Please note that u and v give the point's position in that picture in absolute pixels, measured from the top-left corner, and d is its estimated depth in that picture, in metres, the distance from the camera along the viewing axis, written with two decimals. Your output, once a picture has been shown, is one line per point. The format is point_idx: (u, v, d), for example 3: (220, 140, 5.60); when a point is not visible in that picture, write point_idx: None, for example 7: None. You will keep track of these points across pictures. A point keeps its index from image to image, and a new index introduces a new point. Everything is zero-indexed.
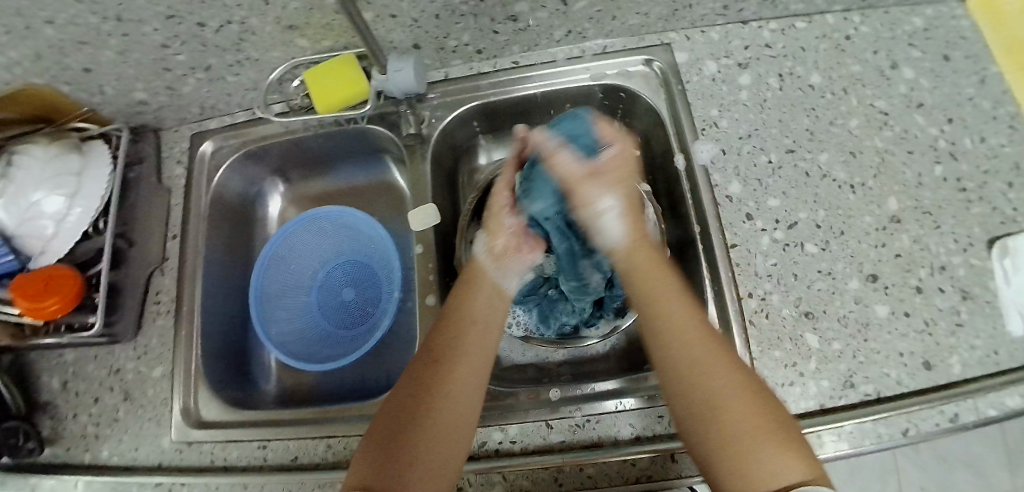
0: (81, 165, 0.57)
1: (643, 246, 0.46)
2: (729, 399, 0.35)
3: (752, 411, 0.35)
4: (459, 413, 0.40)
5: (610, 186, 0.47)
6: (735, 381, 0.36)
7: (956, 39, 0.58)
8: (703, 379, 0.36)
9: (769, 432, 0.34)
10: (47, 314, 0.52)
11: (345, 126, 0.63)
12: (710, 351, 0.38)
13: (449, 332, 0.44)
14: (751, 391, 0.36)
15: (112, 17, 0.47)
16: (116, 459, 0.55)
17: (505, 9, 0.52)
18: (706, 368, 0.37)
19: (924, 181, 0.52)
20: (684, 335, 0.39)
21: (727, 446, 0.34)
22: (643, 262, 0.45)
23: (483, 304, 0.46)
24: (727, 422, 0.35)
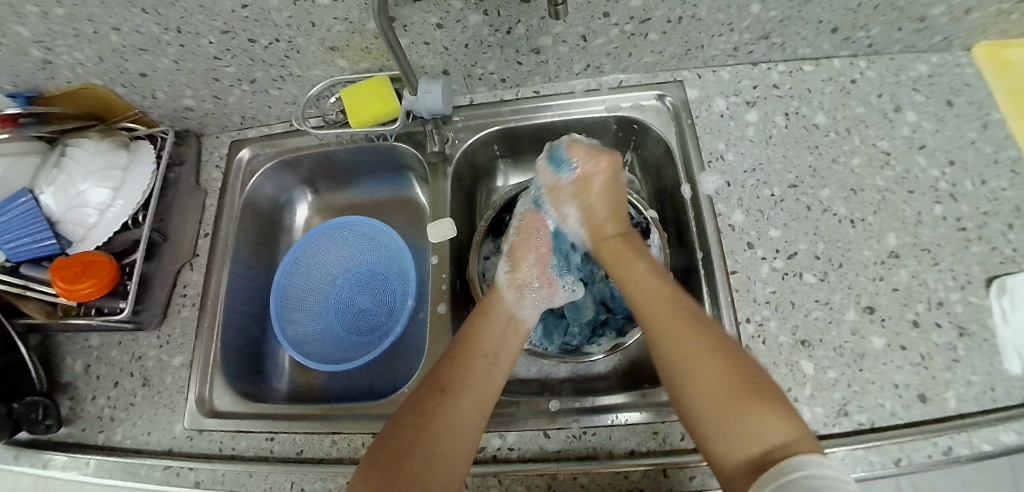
0: (127, 161, 0.62)
1: (608, 243, 0.55)
2: (701, 366, 0.39)
3: (729, 374, 0.38)
4: (466, 437, 0.41)
5: (570, 198, 0.58)
6: (707, 348, 0.40)
7: (959, 86, 0.60)
8: (673, 348, 0.41)
9: (746, 393, 0.37)
10: (80, 296, 0.56)
11: (374, 142, 0.67)
12: (682, 321, 0.43)
13: (461, 359, 0.46)
14: (722, 352, 0.40)
15: (174, 28, 0.53)
16: (128, 442, 0.57)
17: (529, 42, 0.56)
18: (679, 336, 0.42)
19: (923, 219, 0.53)
20: (656, 309, 0.45)
21: (709, 408, 0.37)
22: (613, 250, 0.54)
23: (495, 337, 0.49)
24: (705, 387, 0.38)
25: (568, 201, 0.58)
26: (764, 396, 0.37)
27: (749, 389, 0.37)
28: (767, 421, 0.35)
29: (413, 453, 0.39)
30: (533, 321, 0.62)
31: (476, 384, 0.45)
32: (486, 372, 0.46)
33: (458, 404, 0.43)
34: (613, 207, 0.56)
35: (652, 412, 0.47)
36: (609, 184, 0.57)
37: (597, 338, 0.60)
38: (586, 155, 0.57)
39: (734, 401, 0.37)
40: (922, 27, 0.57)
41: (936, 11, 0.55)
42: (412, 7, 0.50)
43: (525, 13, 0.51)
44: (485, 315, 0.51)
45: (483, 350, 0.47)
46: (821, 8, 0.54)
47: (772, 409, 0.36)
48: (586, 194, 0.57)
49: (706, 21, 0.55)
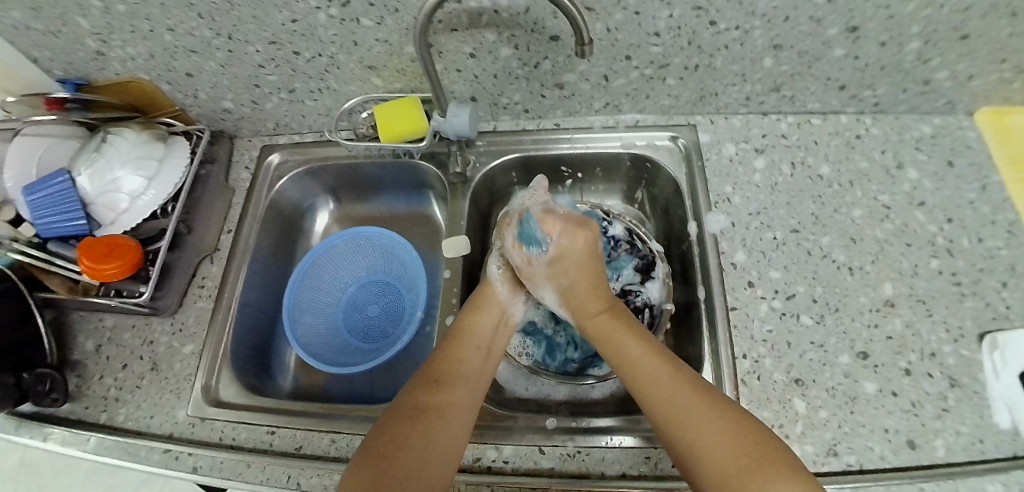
0: (164, 153, 0.65)
1: (595, 322, 0.52)
2: (713, 445, 0.39)
3: (742, 444, 0.39)
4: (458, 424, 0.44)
5: (546, 281, 0.54)
6: (719, 419, 0.40)
7: (961, 147, 0.63)
8: (684, 435, 0.40)
9: (759, 466, 0.37)
10: (103, 276, 0.59)
11: (400, 158, 0.71)
12: (689, 402, 0.42)
13: (454, 352, 0.49)
14: (733, 425, 0.40)
15: (225, 34, 0.57)
16: (129, 423, 0.58)
17: (554, 78, 0.60)
18: (687, 418, 0.41)
19: (919, 272, 0.55)
20: (662, 386, 0.44)
21: (722, 477, 0.37)
22: (605, 330, 0.51)
23: (488, 329, 0.52)
24: (717, 465, 0.38)
25: (542, 282, 0.55)
26: (777, 466, 0.37)
27: (764, 462, 0.37)
28: (781, 487, 0.36)
29: (407, 437, 0.42)
30: (535, 339, 0.63)
31: (466, 375, 0.48)
32: (475, 364, 0.49)
33: (449, 395, 0.46)
34: (593, 284, 0.53)
35: (645, 437, 0.48)
36: (587, 260, 0.53)
37: (596, 362, 0.61)
38: (561, 231, 0.53)
39: (747, 474, 0.37)
40: (926, 89, 0.60)
41: (940, 75, 0.58)
42: (449, 36, 0.54)
43: (553, 50, 0.55)
44: (479, 307, 0.54)
45: (476, 342, 0.51)
46: (831, 66, 0.57)
47: (785, 474, 0.36)
48: (562, 277, 0.53)
49: (721, 70, 0.58)
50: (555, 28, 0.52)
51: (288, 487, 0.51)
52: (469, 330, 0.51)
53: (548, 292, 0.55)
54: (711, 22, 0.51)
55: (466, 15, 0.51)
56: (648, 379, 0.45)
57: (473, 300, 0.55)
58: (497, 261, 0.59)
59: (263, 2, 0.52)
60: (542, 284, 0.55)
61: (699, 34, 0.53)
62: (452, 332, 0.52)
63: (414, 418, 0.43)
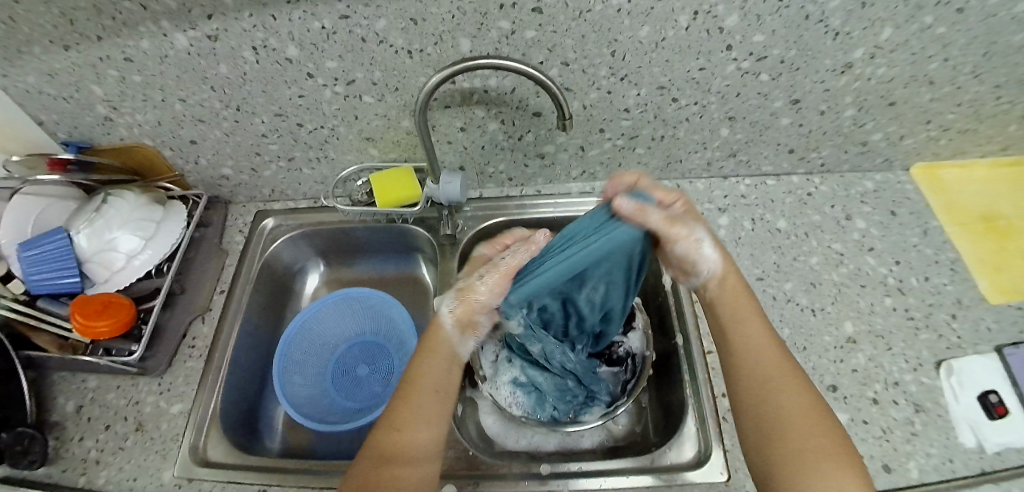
0: (163, 215, 0.68)
1: (733, 291, 0.53)
2: (795, 419, 0.44)
3: (815, 426, 0.43)
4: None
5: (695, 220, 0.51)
6: (801, 399, 0.45)
7: (901, 199, 0.70)
8: (776, 401, 0.45)
9: (826, 447, 0.42)
10: (95, 334, 0.59)
11: (393, 223, 0.74)
12: (782, 378, 0.47)
13: (399, 418, 0.48)
14: (813, 410, 0.45)
15: (234, 106, 0.62)
16: (112, 486, 0.57)
17: (536, 148, 0.66)
18: (777, 388, 0.46)
19: (876, 310, 0.60)
20: (762, 356, 0.48)
21: (798, 447, 0.42)
22: (739, 301, 0.52)
23: (436, 379, 0.51)
24: (792, 434, 0.43)
25: (694, 223, 0.51)
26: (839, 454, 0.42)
27: (833, 446, 0.42)
28: (840, 477, 0.40)
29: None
30: (525, 391, 0.62)
31: (416, 444, 0.47)
32: (426, 425, 0.48)
33: (402, 470, 0.45)
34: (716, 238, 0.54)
35: (657, 476, 0.51)
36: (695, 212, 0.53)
37: (586, 410, 0.61)
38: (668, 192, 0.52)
39: (814, 451, 0.42)
40: (865, 150, 0.69)
41: (875, 137, 0.66)
42: (442, 112, 0.59)
43: (535, 124, 0.61)
44: (430, 351, 0.53)
45: (432, 384, 0.51)
46: (779, 133, 0.65)
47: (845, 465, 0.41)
48: (699, 220, 0.52)
49: (683, 140, 0.65)
50: (537, 106, 0.58)
51: None
52: (416, 386, 0.50)
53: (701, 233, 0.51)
54: (673, 98, 0.58)
55: (459, 94, 0.57)
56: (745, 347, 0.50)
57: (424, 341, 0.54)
58: (449, 301, 0.53)
59: (274, 78, 0.57)
60: (690, 226, 0.50)
61: (663, 109, 0.60)
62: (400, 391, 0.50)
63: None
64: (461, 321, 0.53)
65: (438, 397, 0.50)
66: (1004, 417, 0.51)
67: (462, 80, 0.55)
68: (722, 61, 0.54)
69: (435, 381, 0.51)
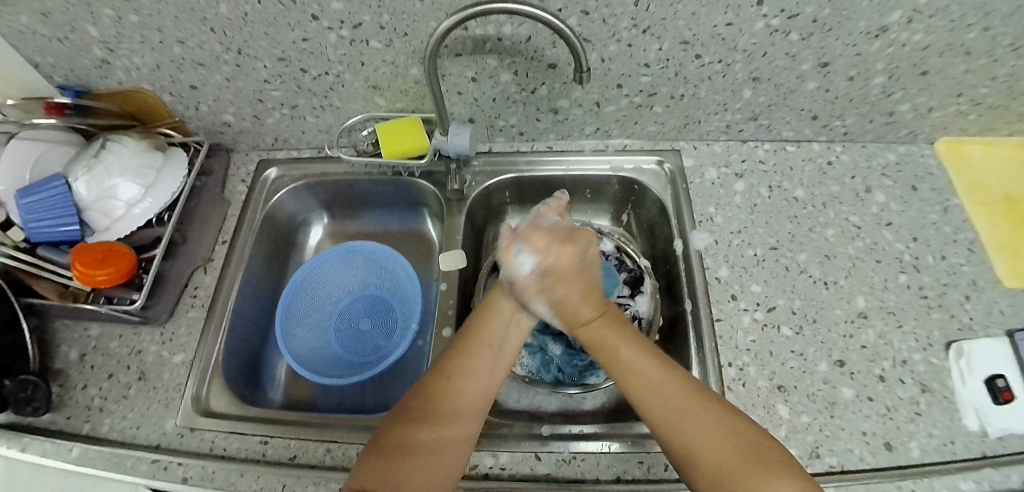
0: (163, 162, 0.66)
1: (588, 330, 0.49)
2: (710, 441, 0.40)
3: (731, 437, 0.41)
4: (455, 445, 0.44)
5: (536, 295, 0.49)
6: (709, 415, 0.42)
7: (923, 173, 0.68)
8: (676, 438, 0.41)
9: (750, 458, 0.39)
10: (95, 282, 0.58)
11: (400, 176, 0.72)
12: (683, 400, 0.43)
13: (446, 382, 0.46)
14: (721, 429, 0.41)
15: (235, 49, 0.59)
16: (115, 434, 0.57)
17: (549, 103, 0.63)
18: (682, 416, 0.42)
19: (889, 286, 0.59)
20: (650, 384, 0.45)
21: (720, 479, 0.39)
22: (597, 338, 0.49)
23: (492, 343, 0.50)
24: (710, 471, 0.39)
25: (536, 296, 0.49)
26: (765, 455, 0.39)
27: (749, 458, 0.39)
28: (778, 483, 0.38)
29: (397, 476, 0.41)
30: (531, 352, 0.64)
31: (461, 403, 0.46)
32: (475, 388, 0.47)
33: (445, 428, 0.44)
34: (586, 289, 0.50)
35: (635, 442, 0.50)
36: (578, 273, 0.49)
37: (592, 371, 0.62)
38: (547, 245, 0.49)
39: (740, 470, 0.39)
40: (890, 120, 0.66)
41: (903, 108, 0.63)
42: (452, 60, 0.57)
43: (550, 77, 0.59)
44: (490, 310, 0.52)
45: (490, 341, 0.50)
46: (804, 97, 0.62)
47: (774, 468, 0.39)
48: (553, 289, 0.49)
49: (703, 100, 0.63)
50: (553, 57, 0.55)
51: None
52: (469, 349, 0.49)
53: (541, 308, 0.50)
54: (696, 55, 0.55)
55: (471, 41, 0.54)
56: (636, 376, 0.46)
57: (483, 306, 0.53)
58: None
59: (277, 21, 0.54)
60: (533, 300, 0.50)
61: (685, 66, 0.57)
62: (452, 352, 0.49)
63: (400, 460, 0.42)
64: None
65: (495, 353, 0.50)
66: (1010, 403, 0.50)
67: (474, 27, 0.52)
68: (750, 17, 0.51)
69: (489, 344, 0.50)
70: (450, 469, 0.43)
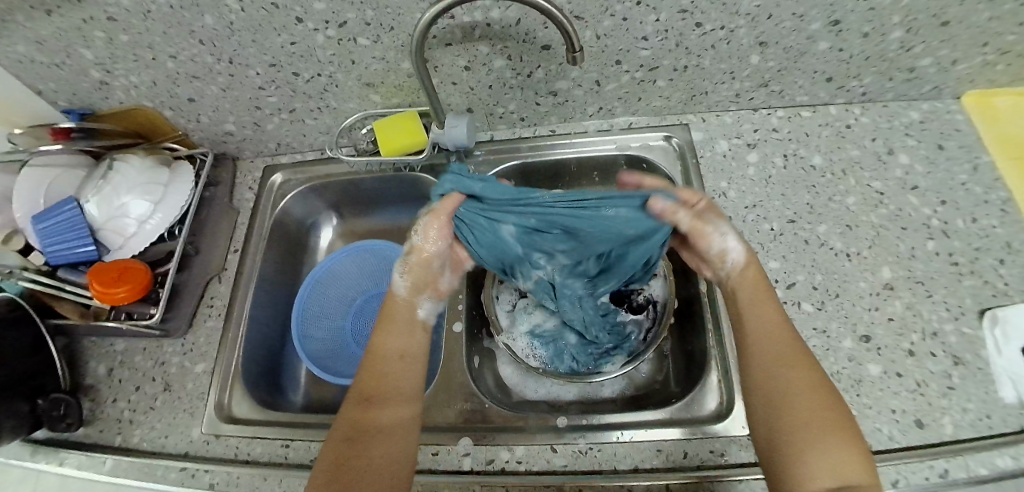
0: (170, 178, 0.66)
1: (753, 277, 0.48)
2: (806, 402, 0.40)
3: (826, 407, 0.40)
4: (388, 461, 0.42)
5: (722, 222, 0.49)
6: (813, 378, 0.41)
7: (949, 131, 0.63)
8: (783, 379, 0.41)
9: (833, 426, 0.39)
10: (115, 300, 0.59)
11: (400, 172, 0.72)
12: (790, 352, 0.43)
13: (369, 384, 0.46)
14: (818, 391, 0.40)
15: (226, 59, 0.59)
16: (146, 443, 0.59)
17: (547, 86, 0.61)
18: (786, 365, 0.42)
19: (917, 254, 0.56)
20: (774, 342, 0.44)
21: (800, 430, 0.39)
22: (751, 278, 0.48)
23: (397, 349, 0.49)
24: (797, 419, 0.39)
25: (718, 219, 0.49)
26: (849, 442, 0.38)
27: (836, 429, 0.39)
28: (847, 461, 0.37)
29: (351, 474, 0.41)
30: (543, 343, 0.63)
31: (393, 387, 0.46)
32: (399, 382, 0.47)
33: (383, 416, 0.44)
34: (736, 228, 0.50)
35: (653, 430, 0.49)
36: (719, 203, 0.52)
37: (608, 359, 0.61)
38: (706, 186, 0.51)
39: (822, 434, 0.38)
40: (911, 77, 0.62)
41: (924, 62, 0.59)
42: (443, 50, 0.56)
43: (545, 59, 0.57)
44: (388, 322, 0.51)
45: (394, 348, 0.49)
46: (816, 59, 0.58)
47: (852, 448, 0.38)
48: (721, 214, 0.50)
49: (709, 70, 0.60)
50: (545, 38, 0.54)
51: None
52: (379, 359, 0.48)
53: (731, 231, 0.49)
54: (696, 23, 0.53)
55: (459, 29, 0.53)
56: (762, 324, 0.45)
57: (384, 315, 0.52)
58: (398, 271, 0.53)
59: (262, 26, 0.54)
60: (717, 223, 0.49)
61: (686, 36, 0.54)
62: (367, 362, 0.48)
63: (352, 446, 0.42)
64: (418, 283, 0.53)
65: (404, 359, 0.48)
66: None
67: (461, 15, 0.51)
68: None
69: (400, 347, 0.49)
70: (401, 457, 0.43)
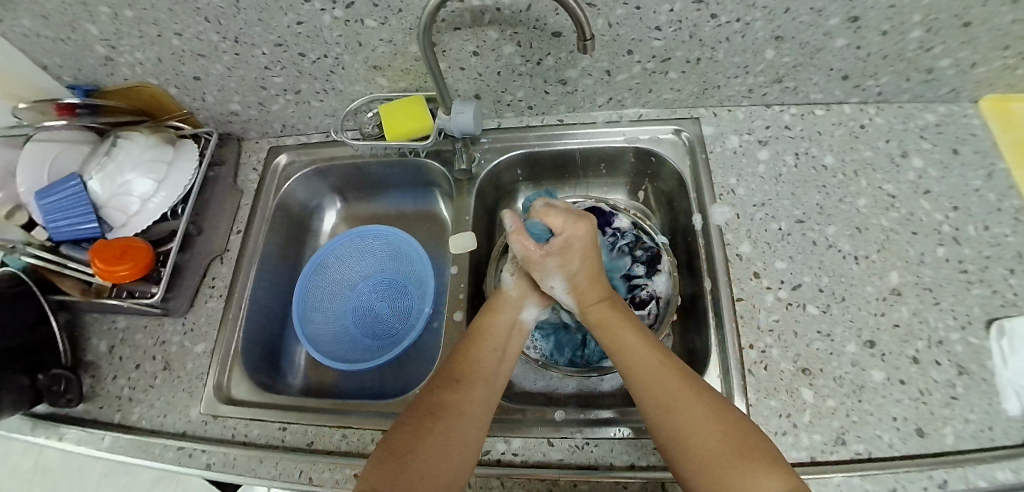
0: (173, 156, 0.66)
1: (597, 309, 0.53)
2: (699, 435, 0.41)
3: (724, 427, 0.41)
4: (459, 453, 0.42)
5: (556, 269, 0.53)
6: (703, 406, 0.42)
7: (965, 135, 0.62)
8: (673, 420, 0.42)
9: (736, 446, 0.39)
10: (116, 278, 0.59)
11: (405, 156, 0.71)
12: (677, 386, 0.44)
13: (461, 373, 0.48)
14: (716, 415, 0.42)
15: (232, 38, 0.58)
16: (145, 422, 0.59)
17: (557, 74, 0.60)
18: (674, 402, 0.43)
19: (926, 260, 0.55)
20: (648, 384, 0.45)
21: (709, 464, 0.39)
22: (605, 316, 0.53)
23: (500, 337, 0.52)
24: (699, 452, 0.40)
25: (552, 271, 0.53)
26: (757, 453, 0.39)
27: (740, 446, 0.39)
28: (762, 473, 0.37)
29: (424, 457, 0.41)
30: (544, 334, 0.63)
31: (486, 376, 0.48)
32: (486, 380, 0.48)
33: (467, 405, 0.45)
34: (592, 271, 0.54)
35: None
36: (587, 250, 0.54)
37: (609, 355, 0.61)
38: (563, 223, 0.53)
39: (728, 458, 0.39)
40: (929, 79, 0.60)
41: (943, 64, 0.57)
42: (452, 35, 0.55)
43: (555, 46, 0.56)
44: (495, 312, 0.54)
45: (492, 345, 0.51)
46: (833, 56, 0.57)
47: (763, 459, 0.38)
48: (568, 264, 0.53)
49: (722, 63, 0.59)
50: (556, 25, 0.53)
51: (300, 481, 0.52)
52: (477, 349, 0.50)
53: (560, 280, 0.54)
54: (711, 16, 0.51)
55: (469, 13, 0.52)
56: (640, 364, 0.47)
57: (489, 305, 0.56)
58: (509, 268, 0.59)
59: (269, 5, 0.53)
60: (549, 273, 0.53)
61: (700, 28, 0.53)
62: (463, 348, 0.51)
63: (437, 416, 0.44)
64: (526, 286, 0.56)
65: (500, 359, 0.51)
66: None
67: None
68: None
69: (498, 344, 0.52)
70: (469, 453, 0.43)
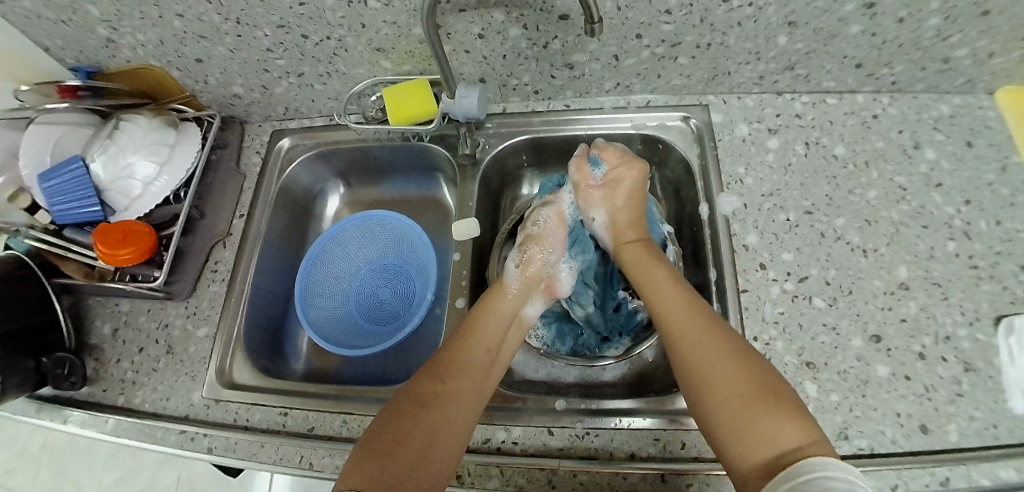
0: (176, 138, 0.65)
1: (630, 249, 0.58)
2: (722, 374, 0.40)
3: (746, 373, 0.40)
4: (442, 448, 0.42)
5: (600, 203, 0.62)
6: (728, 348, 0.42)
7: (981, 127, 0.61)
8: (695, 359, 0.42)
9: (757, 392, 0.39)
10: (119, 262, 0.59)
11: (409, 141, 0.71)
12: (701, 330, 0.44)
13: (449, 368, 0.47)
14: (736, 358, 0.41)
15: (234, 19, 0.57)
16: (148, 405, 0.60)
17: (564, 58, 0.59)
18: (698, 344, 0.43)
19: (936, 255, 0.54)
20: (681, 321, 0.46)
21: (728, 406, 0.39)
22: (636, 256, 0.56)
23: (492, 334, 0.52)
24: (716, 390, 0.40)
25: (597, 206, 0.62)
26: (781, 402, 0.38)
27: (761, 394, 0.39)
28: (782, 424, 0.36)
29: (406, 449, 0.41)
30: (546, 322, 0.63)
31: (473, 373, 0.48)
32: (474, 377, 0.48)
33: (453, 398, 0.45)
34: (635, 217, 0.60)
35: (652, 419, 0.49)
36: (633, 193, 0.61)
37: (611, 345, 0.62)
38: (619, 159, 0.61)
39: (747, 401, 0.38)
40: (946, 68, 0.58)
41: (960, 53, 0.56)
42: (457, 17, 0.54)
43: (562, 29, 0.54)
44: (489, 306, 0.54)
45: (484, 343, 0.51)
46: (847, 44, 0.56)
47: (786, 412, 0.37)
48: (613, 199, 0.61)
49: (733, 49, 0.57)
50: (564, 7, 0.51)
51: (301, 466, 0.52)
52: (467, 344, 0.50)
53: (599, 214, 0.62)
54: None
55: None
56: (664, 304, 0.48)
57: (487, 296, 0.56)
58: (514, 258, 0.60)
59: None
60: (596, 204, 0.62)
61: (711, 12, 0.52)
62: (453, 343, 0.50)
63: (422, 411, 0.43)
64: (529, 282, 0.58)
65: (490, 356, 0.50)
66: None
67: None
68: None
69: (489, 340, 0.51)
70: (452, 450, 0.43)
